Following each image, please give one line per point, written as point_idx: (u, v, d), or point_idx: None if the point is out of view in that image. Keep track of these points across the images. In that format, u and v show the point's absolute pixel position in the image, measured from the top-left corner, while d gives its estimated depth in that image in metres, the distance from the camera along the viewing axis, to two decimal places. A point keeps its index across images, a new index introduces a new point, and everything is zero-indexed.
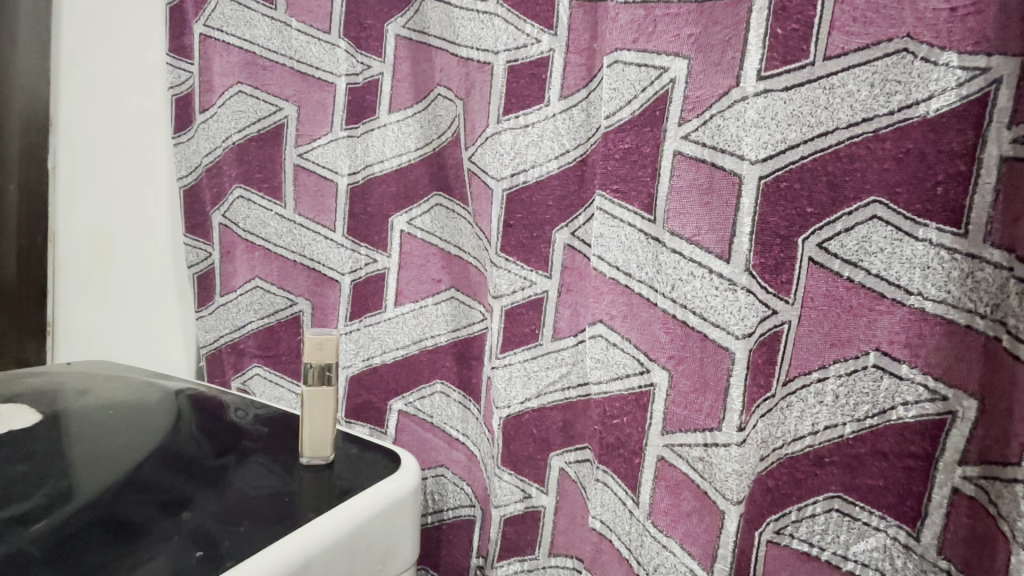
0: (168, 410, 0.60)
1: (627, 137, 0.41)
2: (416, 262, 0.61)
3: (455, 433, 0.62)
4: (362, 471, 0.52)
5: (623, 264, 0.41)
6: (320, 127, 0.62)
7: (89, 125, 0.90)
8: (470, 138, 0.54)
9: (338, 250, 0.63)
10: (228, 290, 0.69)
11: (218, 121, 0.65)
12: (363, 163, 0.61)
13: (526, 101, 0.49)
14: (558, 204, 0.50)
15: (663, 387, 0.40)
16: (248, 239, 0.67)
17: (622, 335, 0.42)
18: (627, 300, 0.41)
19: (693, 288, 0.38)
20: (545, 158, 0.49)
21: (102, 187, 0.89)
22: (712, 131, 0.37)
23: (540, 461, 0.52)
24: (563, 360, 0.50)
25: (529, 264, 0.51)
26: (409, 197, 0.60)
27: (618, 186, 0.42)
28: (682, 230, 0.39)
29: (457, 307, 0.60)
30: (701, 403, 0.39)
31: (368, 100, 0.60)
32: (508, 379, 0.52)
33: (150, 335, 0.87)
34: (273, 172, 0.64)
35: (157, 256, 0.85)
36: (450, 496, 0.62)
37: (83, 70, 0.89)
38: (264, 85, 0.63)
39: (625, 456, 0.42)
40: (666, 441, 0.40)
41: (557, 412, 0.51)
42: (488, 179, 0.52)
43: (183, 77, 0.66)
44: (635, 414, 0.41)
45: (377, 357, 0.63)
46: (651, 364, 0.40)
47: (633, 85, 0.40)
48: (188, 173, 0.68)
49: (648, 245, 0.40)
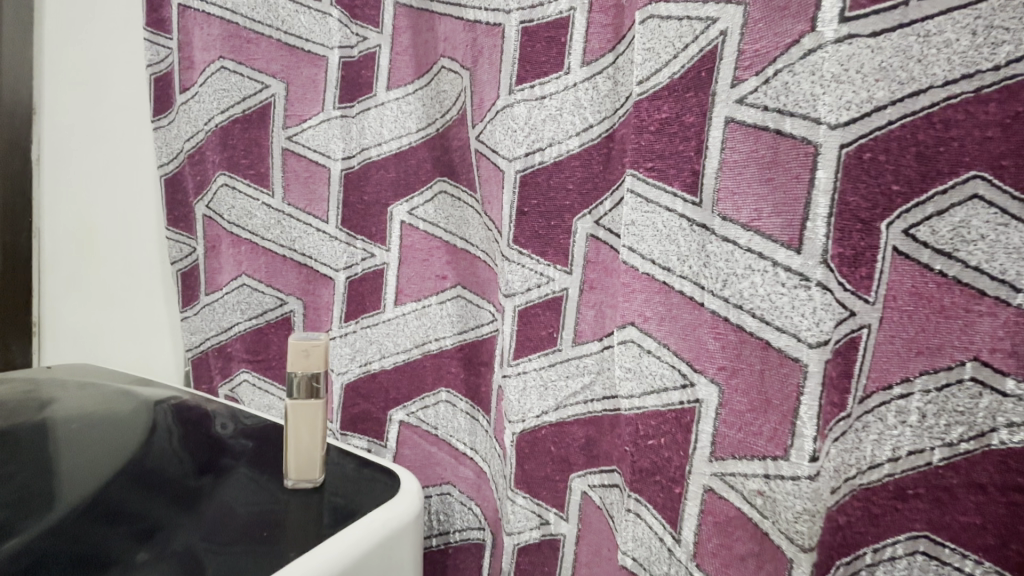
0: (144, 421, 0.54)
1: (666, 103, 0.34)
2: (419, 257, 0.54)
3: (462, 446, 0.55)
4: (361, 491, 0.46)
5: (661, 257, 0.34)
6: (311, 106, 0.55)
7: (74, 113, 0.84)
8: (478, 113, 0.47)
9: (331, 243, 0.57)
10: (214, 289, 0.63)
11: (199, 101, 0.59)
12: (359, 146, 0.54)
13: (542, 67, 0.42)
14: (579, 187, 0.43)
15: (711, 403, 0.33)
16: (233, 231, 0.61)
17: (658, 340, 0.35)
18: (666, 299, 0.34)
19: (750, 284, 0.31)
20: (565, 134, 0.42)
21: (85, 178, 0.83)
22: (777, 89, 0.30)
23: (559, 483, 0.46)
24: (586, 368, 0.44)
25: (545, 258, 0.44)
26: (410, 183, 0.54)
27: (654, 163, 0.35)
28: (736, 215, 0.32)
29: (464, 306, 0.54)
30: (760, 425, 0.32)
31: (365, 76, 0.53)
32: (522, 389, 0.45)
33: (139, 337, 0.82)
34: (260, 157, 0.58)
35: (144, 253, 0.80)
36: (457, 517, 0.56)
37: (67, 55, 0.84)
38: (248, 59, 0.57)
39: (662, 485, 0.35)
40: (715, 469, 0.33)
41: (578, 428, 0.44)
42: (498, 160, 0.45)
43: (161, 54, 0.61)
44: (675, 436, 0.35)
45: (376, 363, 0.57)
46: (695, 376, 0.34)
47: (672, 44, 0.33)
48: (169, 160, 0.63)
49: (692, 233, 0.33)
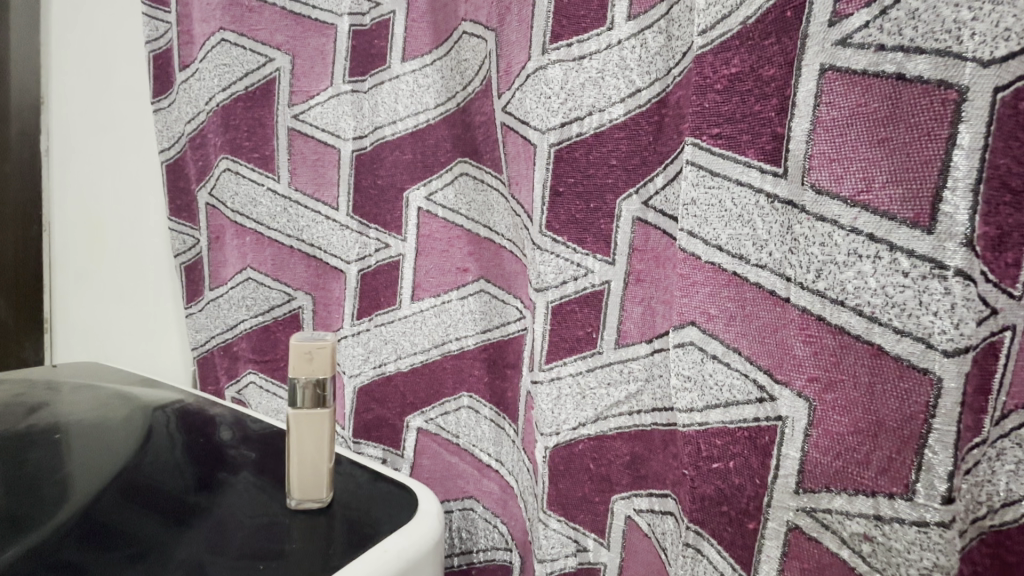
0: (140, 427, 0.50)
1: (738, 54, 0.28)
2: (438, 247, 0.49)
3: (486, 457, 0.50)
4: (374, 510, 0.41)
5: (732, 243, 0.29)
6: (319, 81, 0.50)
7: (80, 101, 0.80)
8: (505, 81, 0.41)
9: (342, 232, 0.52)
10: (219, 283, 0.58)
11: (200, 78, 0.54)
12: (371, 124, 0.49)
13: (581, 22, 0.36)
14: (624, 163, 0.37)
15: (797, 421, 0.27)
16: (237, 221, 0.56)
17: (726, 344, 0.29)
18: (737, 294, 0.29)
19: (854, 275, 0.25)
20: (607, 101, 0.36)
21: (91, 169, 0.80)
22: (897, 20, 0.23)
23: (598, 506, 0.40)
24: (632, 375, 0.38)
25: (584, 245, 0.38)
26: (428, 165, 0.48)
27: (722, 129, 0.29)
28: (835, 187, 0.25)
29: (488, 303, 0.48)
30: (868, 453, 0.25)
31: (377, 46, 0.48)
32: (556, 398, 0.39)
33: (148, 335, 0.78)
34: (264, 139, 0.53)
35: (152, 247, 0.76)
36: (480, 535, 0.51)
37: (73, 40, 0.80)
38: (250, 30, 0.52)
39: (730, 518, 0.29)
40: (802, 503, 0.27)
41: (622, 444, 0.38)
42: (529, 134, 0.39)
43: (161, 30, 0.57)
44: (748, 459, 0.29)
45: (391, 365, 0.51)
46: (775, 388, 0.28)
47: None
48: (171, 144, 0.58)
49: (772, 212, 0.27)
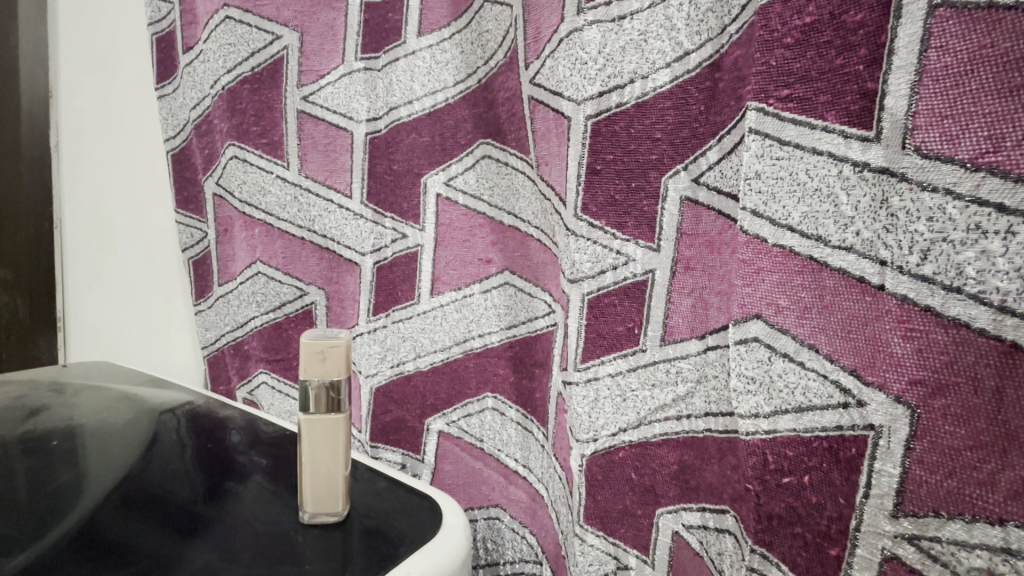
0: (146, 431, 0.47)
1: (814, 0, 0.24)
2: (459, 237, 0.45)
3: (513, 463, 0.46)
4: (397, 523, 0.38)
5: (808, 222, 0.24)
6: (329, 59, 0.47)
7: (89, 94, 0.78)
8: (533, 49, 0.37)
9: (356, 222, 0.48)
10: (228, 278, 0.55)
11: (205, 61, 0.51)
12: (385, 105, 0.45)
13: None
14: (670, 136, 0.32)
15: (895, 431, 0.23)
16: (245, 212, 0.53)
17: (800, 339, 0.25)
18: (814, 281, 0.25)
19: (977, 255, 0.20)
20: (651, 66, 0.31)
21: (100, 163, 0.77)
22: None
23: (641, 520, 0.35)
24: (680, 375, 0.34)
25: (624, 230, 0.34)
26: (447, 148, 0.44)
27: (793, 89, 0.24)
28: (950, 150, 0.21)
29: (513, 296, 0.44)
30: (992, 472, 0.21)
31: (391, 19, 0.44)
32: (593, 401, 0.35)
33: (160, 333, 0.76)
34: (272, 123, 0.50)
35: (164, 243, 0.73)
36: (507, 546, 0.47)
37: (82, 31, 0.77)
38: (256, 7, 0.48)
39: (806, 541, 0.25)
40: (902, 529, 0.23)
41: (670, 452, 0.34)
42: (562, 105, 0.35)
43: (164, 11, 0.54)
44: (828, 474, 0.25)
45: (409, 364, 0.48)
46: (863, 392, 0.23)
47: None
48: (176, 133, 0.56)
49: (862, 183, 0.23)
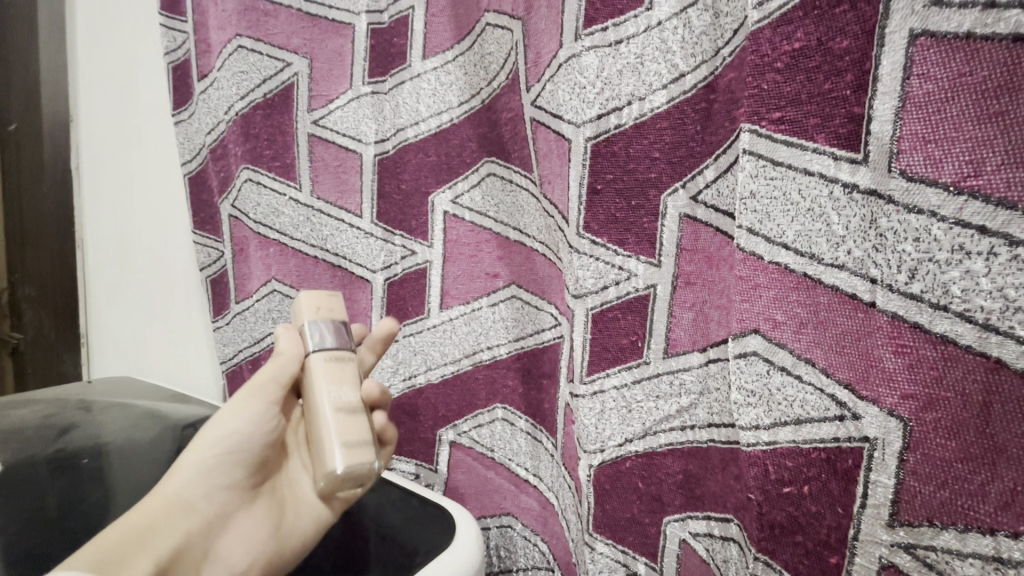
0: (170, 447, 0.49)
1: (802, 27, 0.25)
2: (466, 253, 0.46)
3: (523, 472, 0.47)
4: (412, 530, 0.40)
5: (801, 241, 0.25)
6: (338, 84, 0.48)
7: (107, 118, 0.81)
8: (534, 73, 0.38)
9: (367, 240, 0.50)
10: (245, 296, 0.57)
11: (219, 88, 0.53)
12: (393, 127, 0.47)
13: (616, 3, 0.32)
14: (668, 155, 0.33)
15: (889, 443, 0.23)
16: (260, 232, 0.55)
17: (796, 354, 0.26)
18: (809, 298, 0.25)
19: (961, 275, 0.21)
20: (648, 88, 0.33)
21: (119, 185, 0.80)
22: None
23: (649, 528, 0.36)
24: (684, 387, 0.34)
25: (625, 247, 0.35)
26: (453, 167, 0.46)
27: (784, 113, 0.25)
28: (933, 173, 0.22)
29: (520, 309, 0.46)
30: (983, 484, 0.22)
31: (397, 44, 0.46)
32: (599, 413, 0.36)
33: (179, 348, 0.78)
34: (285, 146, 0.52)
35: (180, 261, 0.76)
36: (520, 553, 0.48)
37: (100, 59, 0.80)
38: (267, 36, 0.50)
39: (806, 549, 0.26)
40: (898, 538, 0.24)
41: (675, 461, 0.35)
42: (563, 127, 0.36)
43: (179, 41, 0.56)
44: (826, 484, 0.25)
45: (421, 377, 0.49)
46: (859, 405, 0.24)
47: None
48: (192, 157, 0.58)
49: (851, 204, 0.24)
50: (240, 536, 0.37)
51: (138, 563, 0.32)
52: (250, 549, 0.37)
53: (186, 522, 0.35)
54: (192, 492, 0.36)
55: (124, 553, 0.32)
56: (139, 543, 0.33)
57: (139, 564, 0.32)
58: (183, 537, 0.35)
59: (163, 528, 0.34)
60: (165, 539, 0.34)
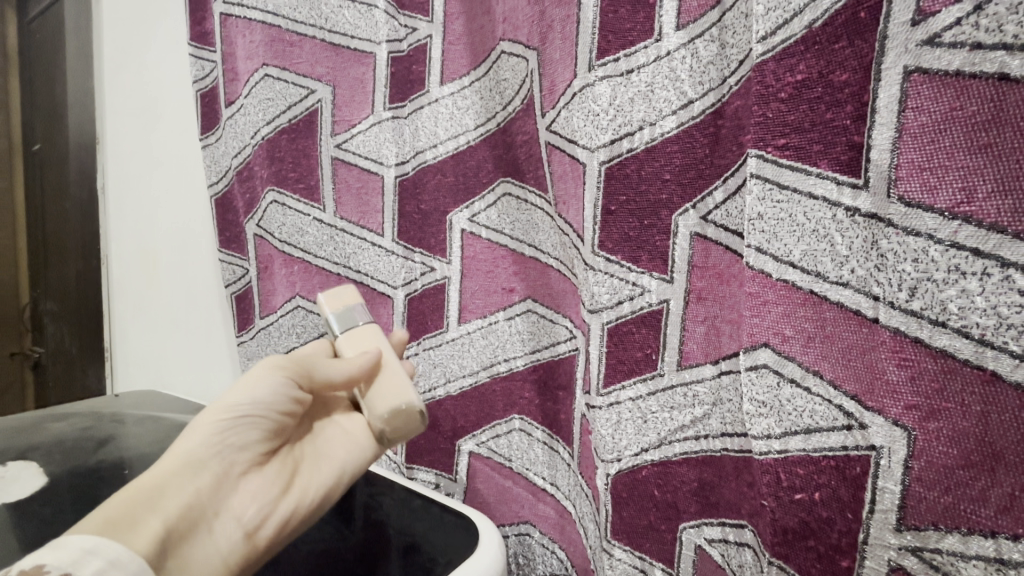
0: None
1: (804, 60, 0.26)
2: (483, 268, 0.48)
3: (541, 481, 0.49)
4: (432, 538, 0.42)
5: (806, 260, 0.27)
6: (360, 109, 0.51)
7: (132, 139, 0.84)
8: (549, 99, 0.40)
9: (388, 258, 0.52)
10: (269, 312, 0.59)
11: (245, 113, 0.56)
12: (412, 149, 0.49)
13: (627, 36, 0.35)
14: (678, 177, 0.35)
15: (895, 451, 0.25)
16: (284, 250, 0.57)
17: (805, 366, 0.27)
18: (816, 313, 0.27)
19: (957, 293, 0.23)
20: (658, 114, 0.34)
21: (143, 203, 0.83)
22: (997, 16, 0.21)
23: (665, 534, 0.38)
24: (697, 399, 0.36)
25: (638, 264, 0.37)
26: (470, 188, 0.48)
27: (788, 139, 0.27)
28: (929, 198, 0.23)
29: (536, 322, 0.47)
30: (983, 489, 0.23)
31: (416, 71, 0.48)
32: (616, 423, 0.38)
33: (202, 362, 0.81)
34: (309, 169, 0.54)
35: (203, 278, 0.78)
36: (539, 560, 0.50)
37: (125, 84, 0.83)
38: (292, 64, 0.53)
39: (819, 553, 0.27)
40: (906, 542, 0.25)
41: (690, 470, 0.37)
42: (577, 152, 0.38)
43: (207, 69, 0.59)
44: (836, 490, 0.27)
45: (441, 389, 0.51)
46: (864, 415, 0.26)
47: None
48: (218, 179, 0.60)
49: (853, 226, 0.26)
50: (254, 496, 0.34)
51: (149, 522, 0.29)
52: (263, 507, 0.34)
53: (198, 480, 0.31)
54: (208, 450, 0.32)
55: (134, 510, 0.29)
56: (146, 505, 0.30)
57: (148, 523, 0.29)
58: (195, 495, 0.31)
59: (173, 488, 0.31)
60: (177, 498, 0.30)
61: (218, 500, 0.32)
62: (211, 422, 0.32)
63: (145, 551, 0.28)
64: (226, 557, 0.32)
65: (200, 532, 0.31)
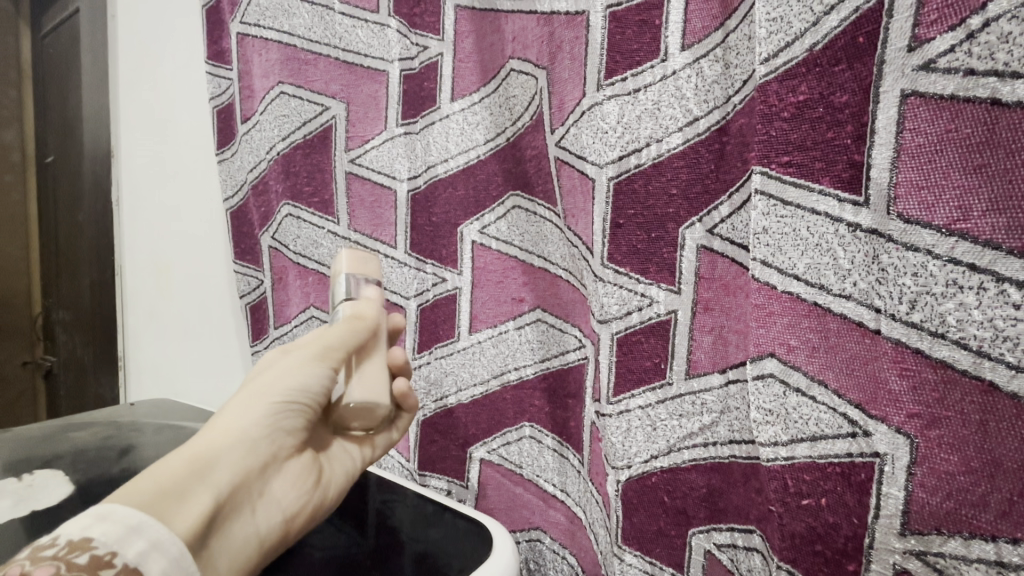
0: None
1: (805, 82, 0.28)
2: (493, 279, 0.49)
3: (551, 488, 0.50)
4: (445, 544, 0.43)
5: (810, 273, 0.28)
6: (373, 125, 0.52)
7: (146, 152, 0.86)
8: (559, 116, 0.42)
9: (401, 269, 0.53)
10: (284, 321, 0.61)
11: (261, 129, 0.58)
12: (424, 164, 0.51)
13: (633, 56, 0.36)
14: (685, 192, 0.36)
15: (898, 458, 0.26)
16: (299, 262, 0.58)
17: (810, 376, 0.28)
18: (820, 324, 0.28)
19: (956, 306, 0.24)
20: (665, 131, 0.36)
21: (158, 214, 0.85)
22: (988, 45, 0.22)
23: (675, 540, 0.39)
24: (705, 407, 0.37)
25: (647, 276, 0.38)
26: (480, 201, 0.49)
27: (792, 157, 0.28)
28: (927, 216, 0.24)
29: (546, 332, 0.48)
30: (983, 494, 0.24)
31: (427, 88, 0.49)
32: (626, 431, 0.39)
33: (215, 370, 0.82)
34: (323, 183, 0.55)
35: (216, 287, 0.80)
36: (549, 566, 0.51)
37: (141, 98, 0.85)
38: (307, 82, 0.55)
39: (826, 558, 0.28)
40: (910, 546, 0.26)
41: (699, 476, 0.38)
42: (586, 167, 0.39)
43: (223, 86, 0.61)
44: (842, 496, 0.28)
45: (452, 397, 0.52)
46: (868, 423, 0.27)
47: (799, 15, 0.27)
48: (234, 193, 0.62)
49: (855, 241, 0.27)
50: (290, 478, 0.35)
51: (203, 498, 0.29)
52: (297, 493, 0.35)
53: (246, 461, 0.32)
54: (258, 431, 0.33)
55: (189, 485, 0.29)
56: (201, 480, 0.29)
57: (203, 498, 0.29)
58: (245, 475, 0.32)
59: (227, 464, 0.31)
60: (224, 476, 0.30)
61: (262, 482, 0.33)
62: (258, 403, 0.33)
63: (197, 529, 0.28)
64: (263, 537, 0.33)
65: (243, 512, 0.32)
